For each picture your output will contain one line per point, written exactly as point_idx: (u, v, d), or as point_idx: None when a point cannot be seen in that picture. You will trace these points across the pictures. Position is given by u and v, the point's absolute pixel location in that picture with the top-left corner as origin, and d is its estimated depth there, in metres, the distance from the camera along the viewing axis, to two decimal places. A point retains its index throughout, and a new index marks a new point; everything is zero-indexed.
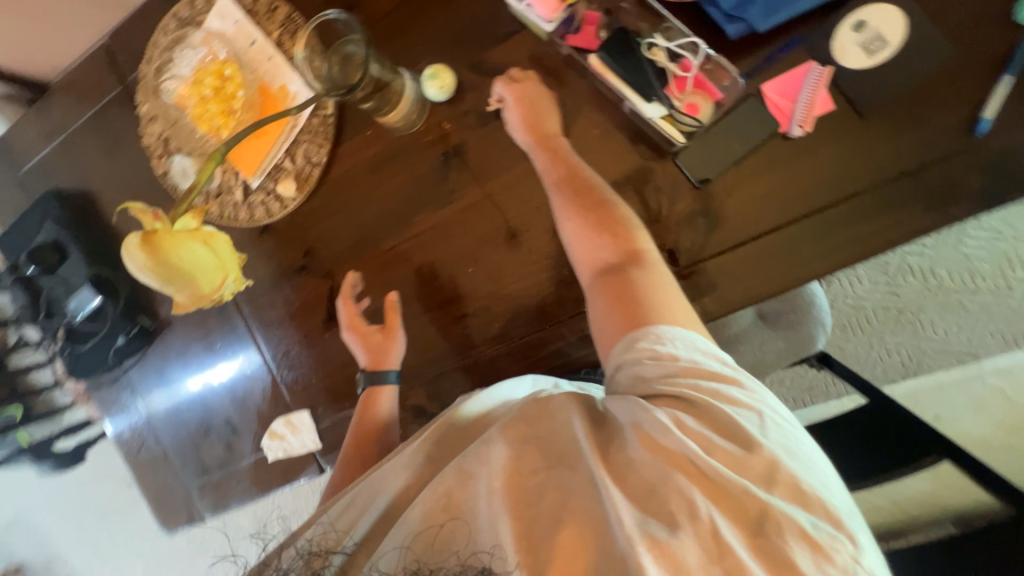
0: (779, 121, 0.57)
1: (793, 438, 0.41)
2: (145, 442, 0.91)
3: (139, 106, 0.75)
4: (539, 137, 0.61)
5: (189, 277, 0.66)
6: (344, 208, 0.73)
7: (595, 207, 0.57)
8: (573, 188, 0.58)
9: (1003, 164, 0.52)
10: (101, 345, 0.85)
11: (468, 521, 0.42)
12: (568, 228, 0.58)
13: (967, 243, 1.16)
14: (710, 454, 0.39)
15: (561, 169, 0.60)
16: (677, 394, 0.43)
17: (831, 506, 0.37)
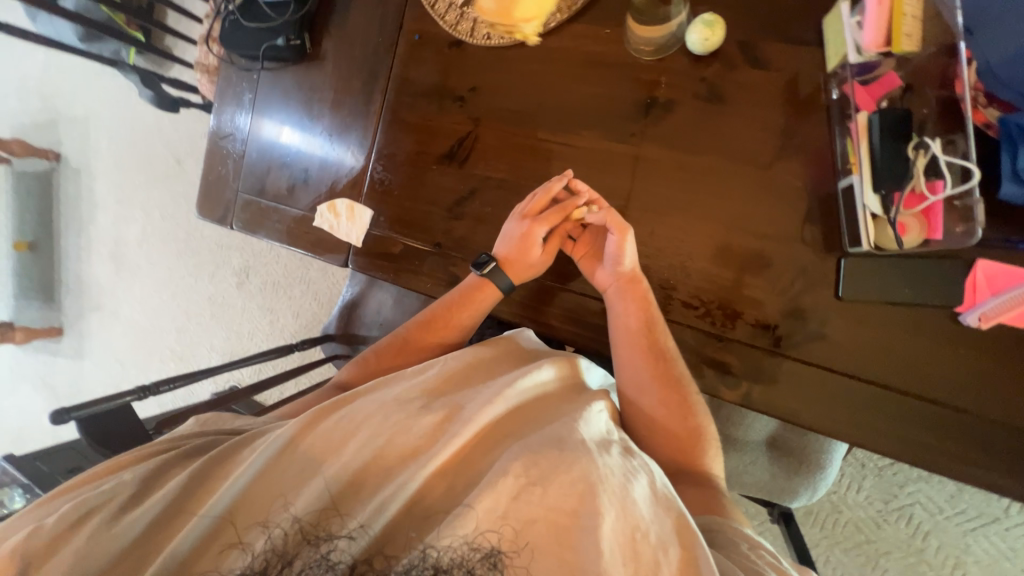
0: (963, 301, 0.53)
1: None
2: (232, 136, 0.96)
3: None
4: (634, 286, 0.64)
5: None
6: (532, 77, 0.72)
7: (661, 368, 0.63)
8: (648, 345, 0.63)
9: None
10: (259, 34, 0.88)
11: (569, 550, 0.45)
12: (644, 392, 0.65)
13: (977, 538, 1.10)
14: None
15: (646, 320, 0.63)
16: None
17: None
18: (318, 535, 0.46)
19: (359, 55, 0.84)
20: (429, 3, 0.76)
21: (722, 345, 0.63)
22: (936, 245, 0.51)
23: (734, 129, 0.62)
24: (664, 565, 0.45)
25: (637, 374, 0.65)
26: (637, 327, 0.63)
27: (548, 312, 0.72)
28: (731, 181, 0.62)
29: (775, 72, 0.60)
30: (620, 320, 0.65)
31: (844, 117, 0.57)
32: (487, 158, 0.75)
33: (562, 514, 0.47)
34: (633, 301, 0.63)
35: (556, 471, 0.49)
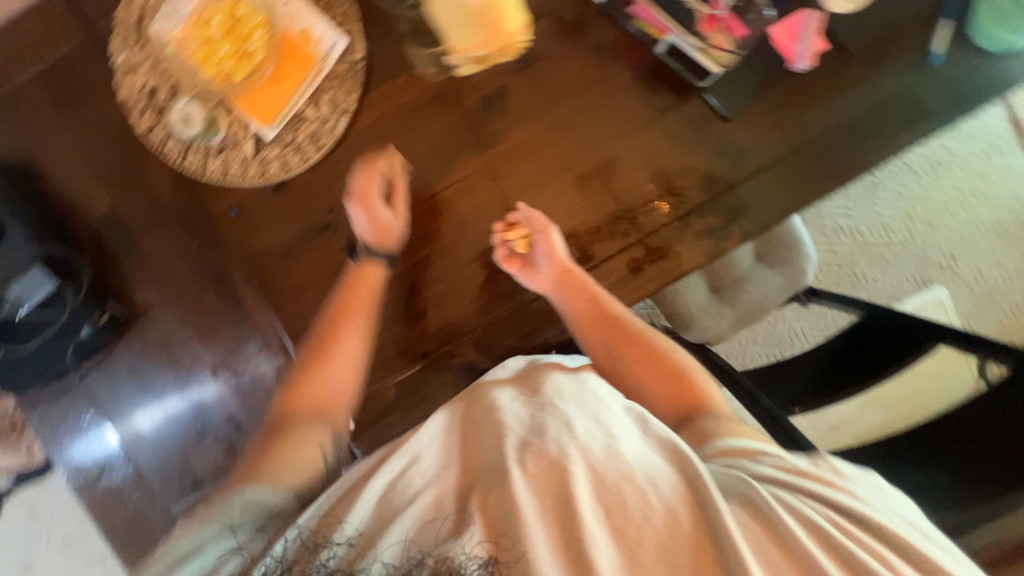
0: (786, 58, 0.66)
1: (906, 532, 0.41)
2: (108, 466, 0.73)
3: (115, 56, 0.67)
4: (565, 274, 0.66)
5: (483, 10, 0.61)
6: (376, 159, 0.69)
7: (621, 335, 0.63)
8: (602, 317, 0.64)
9: (950, 87, 0.66)
10: (50, 346, 0.69)
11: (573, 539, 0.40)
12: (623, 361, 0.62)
13: (877, 204, 1.41)
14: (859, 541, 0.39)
15: (590, 296, 0.65)
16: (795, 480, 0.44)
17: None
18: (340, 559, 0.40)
19: (189, 272, 0.71)
20: (220, 176, 0.67)
21: (698, 214, 0.68)
22: (747, 41, 0.64)
23: (561, 73, 0.68)
24: (658, 526, 0.40)
25: (606, 348, 0.63)
26: (587, 304, 0.65)
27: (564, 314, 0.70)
28: (591, 106, 0.68)
29: (550, 14, 0.67)
30: (568, 306, 0.65)
31: (618, 8, 0.67)
32: (400, 249, 0.70)
33: (542, 502, 0.41)
34: (568, 284, 0.65)
35: (540, 462, 0.43)
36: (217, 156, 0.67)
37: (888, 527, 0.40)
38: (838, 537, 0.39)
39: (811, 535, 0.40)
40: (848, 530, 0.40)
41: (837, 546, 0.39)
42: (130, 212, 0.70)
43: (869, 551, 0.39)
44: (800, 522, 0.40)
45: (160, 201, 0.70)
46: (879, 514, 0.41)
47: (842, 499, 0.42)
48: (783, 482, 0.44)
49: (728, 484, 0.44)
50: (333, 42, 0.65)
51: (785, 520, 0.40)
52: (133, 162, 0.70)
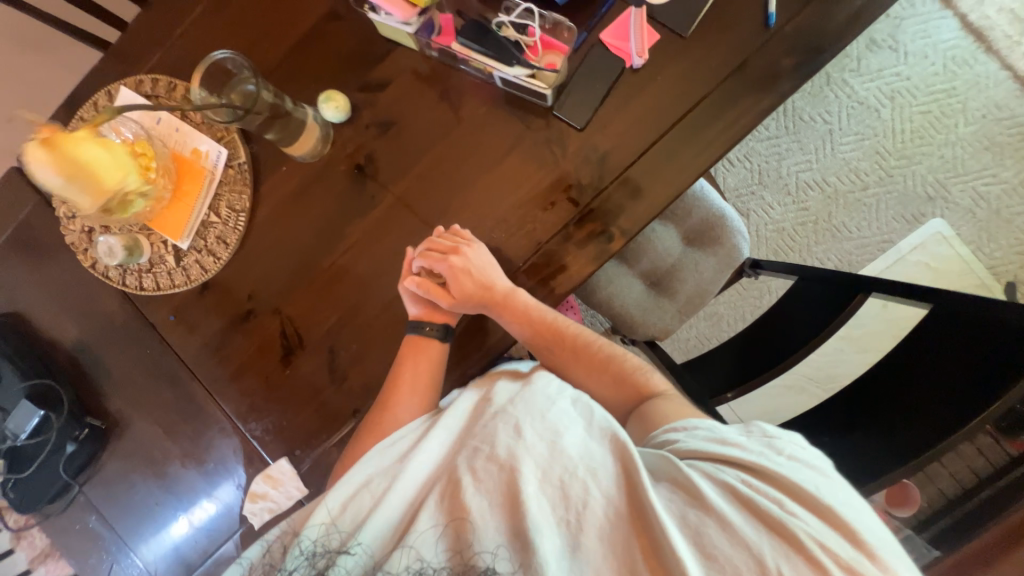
0: (623, 58, 0.68)
1: (843, 490, 0.43)
2: (115, 562, 0.82)
3: (58, 210, 0.79)
4: (493, 294, 0.69)
5: (89, 175, 0.61)
6: (278, 243, 0.76)
7: (564, 344, 0.69)
8: (549, 329, 0.69)
9: (797, 40, 0.65)
10: (47, 464, 0.79)
11: (516, 523, 0.43)
12: (573, 369, 0.70)
13: (841, 149, 1.33)
14: (783, 501, 0.41)
15: (539, 313, 0.68)
16: (732, 461, 0.46)
17: (868, 539, 0.39)
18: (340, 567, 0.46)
19: (148, 377, 0.80)
20: (154, 289, 0.77)
21: (580, 220, 0.69)
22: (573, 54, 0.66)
23: (419, 126, 0.73)
24: (595, 505, 0.44)
25: (554, 354, 0.70)
26: (541, 318, 0.68)
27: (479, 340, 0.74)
28: (453, 149, 0.72)
29: (397, 78, 0.73)
30: (526, 324, 0.68)
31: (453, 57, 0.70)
32: (315, 318, 0.75)
33: (493, 499, 0.46)
34: (520, 301, 0.69)
35: (491, 468, 0.48)
36: (148, 273, 0.77)
37: (795, 483, 0.42)
38: (743, 490, 0.43)
39: (722, 490, 0.43)
40: (752, 485, 0.43)
41: (752, 504, 0.42)
42: (93, 335, 0.81)
43: (781, 505, 0.41)
44: (714, 484, 0.44)
45: (115, 320, 0.80)
46: (788, 470, 0.44)
47: (756, 462, 0.45)
48: (708, 455, 0.48)
49: (664, 466, 0.48)
50: (217, 154, 0.74)
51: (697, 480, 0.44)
52: (89, 293, 0.81)
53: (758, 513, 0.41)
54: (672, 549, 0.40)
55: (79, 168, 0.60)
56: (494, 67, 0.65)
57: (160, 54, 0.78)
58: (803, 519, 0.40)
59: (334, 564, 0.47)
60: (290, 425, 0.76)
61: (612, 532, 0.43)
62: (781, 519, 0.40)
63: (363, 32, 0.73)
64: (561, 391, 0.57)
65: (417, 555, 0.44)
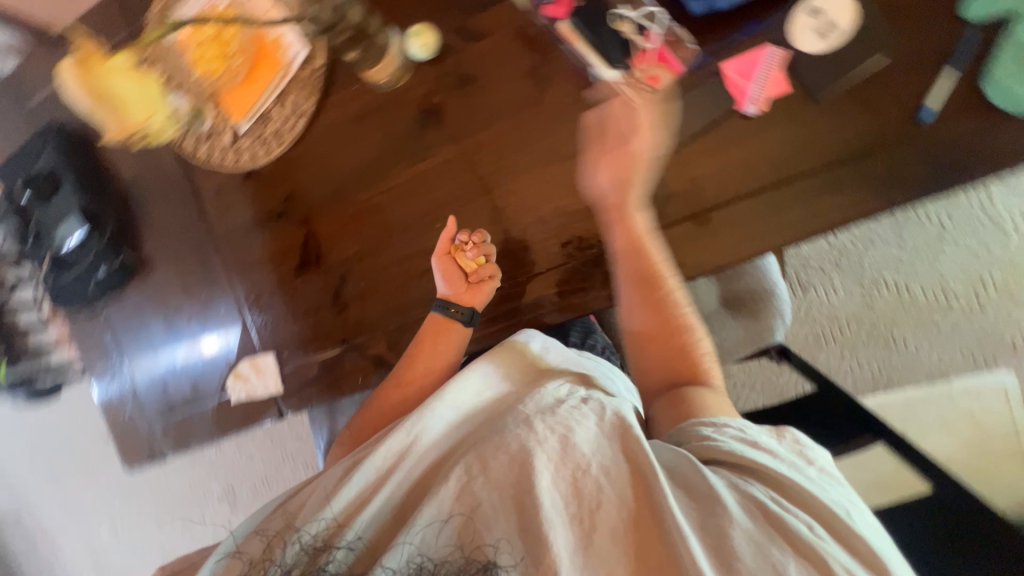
0: (736, 99, 0.60)
1: (852, 506, 0.46)
2: (116, 377, 0.93)
3: None
4: (624, 211, 0.62)
5: (118, 107, 0.63)
6: (326, 159, 0.76)
7: (648, 291, 0.64)
8: (640, 270, 0.63)
9: (935, 151, 0.56)
10: (82, 277, 0.88)
11: (530, 518, 0.42)
12: (635, 299, 0.65)
13: (941, 261, 1.18)
14: (808, 519, 0.43)
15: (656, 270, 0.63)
16: (742, 465, 0.48)
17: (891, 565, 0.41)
18: (334, 557, 0.43)
19: (182, 236, 0.85)
20: (206, 159, 0.79)
21: (600, 257, 0.66)
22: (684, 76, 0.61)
23: (496, 94, 0.68)
24: (616, 502, 0.43)
25: (636, 305, 0.65)
26: (651, 275, 0.63)
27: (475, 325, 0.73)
28: (522, 129, 0.68)
29: (494, 34, 0.68)
30: (636, 272, 0.63)
31: None
32: (336, 243, 0.77)
33: (488, 487, 0.45)
34: (644, 246, 0.62)
35: (500, 455, 0.46)
36: (205, 141, 0.79)
37: (826, 505, 0.44)
38: (774, 508, 0.43)
39: (749, 505, 0.43)
40: (777, 496, 0.45)
41: (781, 523, 0.42)
42: (147, 179, 0.86)
43: (811, 529, 0.42)
44: (740, 499, 0.44)
45: (167, 173, 0.85)
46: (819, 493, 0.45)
47: (789, 481, 0.46)
48: (737, 458, 0.49)
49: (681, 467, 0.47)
50: (298, 51, 0.72)
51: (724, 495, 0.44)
52: None
53: (784, 533, 0.41)
54: (690, 551, 0.40)
55: (111, 98, 0.62)
56: (591, 64, 0.63)
57: None
58: (821, 537, 0.41)
59: (331, 561, 0.42)
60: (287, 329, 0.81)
61: (637, 544, 0.42)
62: (801, 543, 0.40)
63: None
64: (567, 392, 0.55)
65: (417, 551, 0.41)
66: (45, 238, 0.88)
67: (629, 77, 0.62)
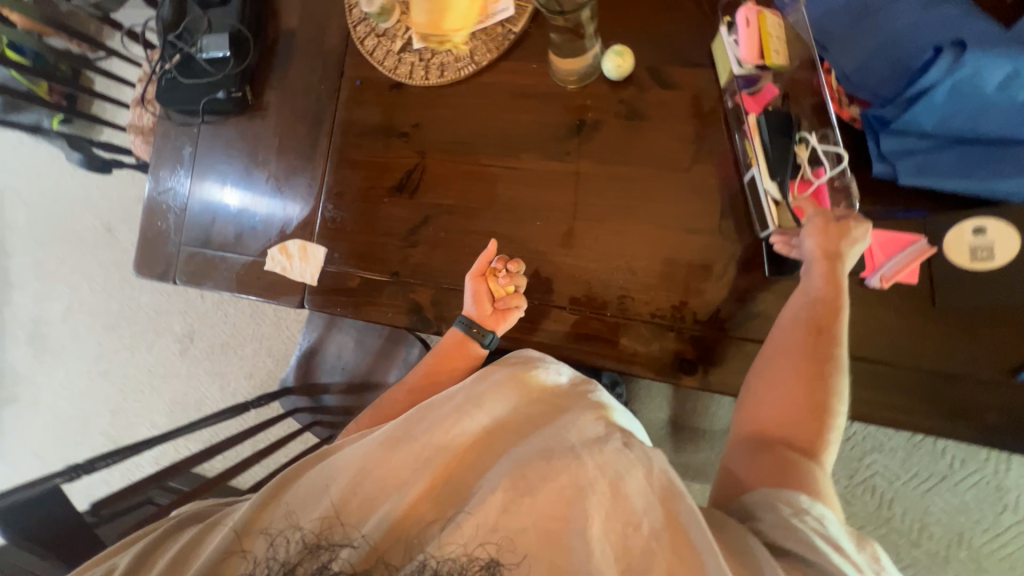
0: (865, 266, 0.60)
1: None
2: (174, 190, 0.94)
3: None
4: (836, 261, 0.56)
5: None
6: (471, 111, 0.77)
7: (806, 364, 0.54)
8: (805, 350, 0.55)
9: (1016, 411, 0.57)
10: (198, 89, 0.89)
11: (563, 557, 0.43)
12: (781, 377, 0.55)
13: (934, 498, 1.18)
14: None
15: (825, 329, 0.55)
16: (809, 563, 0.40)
17: None
18: (341, 555, 0.46)
19: (303, 104, 0.87)
20: (367, 52, 0.81)
21: (627, 325, 0.69)
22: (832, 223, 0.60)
23: (654, 141, 0.69)
24: (659, 555, 0.42)
25: (778, 382, 0.55)
26: (815, 339, 0.55)
27: (520, 327, 0.74)
28: (658, 184, 0.69)
29: (681, 89, 0.69)
30: (805, 334, 0.55)
31: (738, 119, 0.66)
32: (437, 187, 0.78)
33: (510, 499, 0.46)
34: (822, 308, 0.56)
35: (546, 479, 0.47)
36: (376, 38, 0.81)
37: None
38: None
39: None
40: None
41: None
42: (302, 39, 0.88)
43: None
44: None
45: (323, 44, 0.86)
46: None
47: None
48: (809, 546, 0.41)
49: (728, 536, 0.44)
50: (503, 8, 0.74)
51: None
52: (326, 7, 0.86)
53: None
54: None
55: None
56: (758, 165, 0.62)
57: None
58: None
59: (338, 560, 0.45)
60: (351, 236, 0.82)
61: None
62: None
63: (699, 27, 0.68)
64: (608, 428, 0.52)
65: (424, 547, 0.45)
66: (187, 38, 0.89)
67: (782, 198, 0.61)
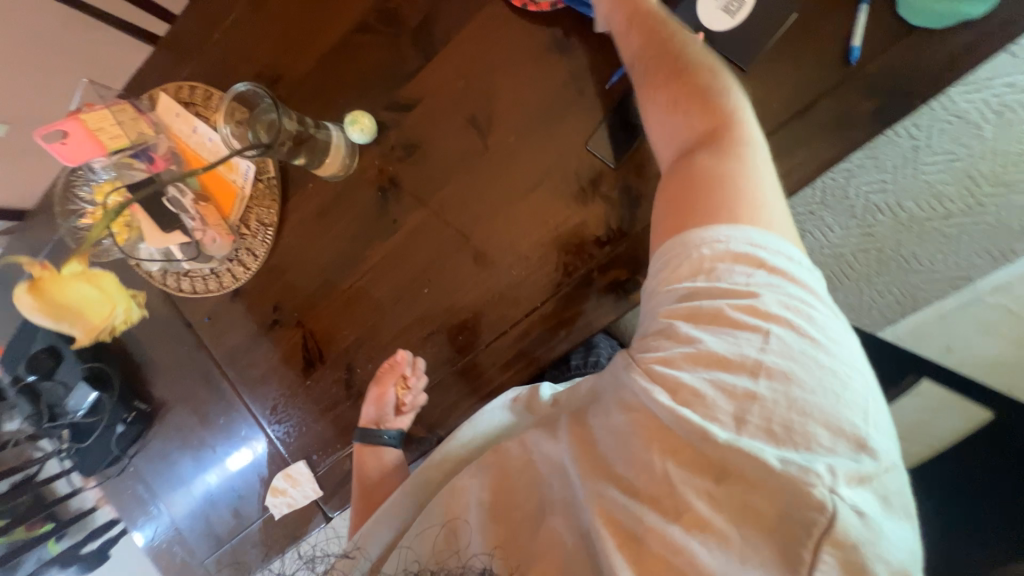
0: None
1: (818, 372, 0.40)
2: (158, 523, 0.92)
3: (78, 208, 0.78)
4: (644, 64, 0.57)
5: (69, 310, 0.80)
6: (303, 258, 0.77)
7: (688, 77, 0.54)
8: (662, 51, 0.56)
9: (887, 81, 0.55)
10: (102, 438, 0.88)
11: (498, 530, 0.48)
12: (647, 102, 0.56)
13: (926, 168, 1.06)
14: (727, 367, 0.41)
15: (708, 106, 0.52)
16: (739, 337, 0.42)
17: (790, 379, 0.39)
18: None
19: (186, 372, 0.86)
20: (190, 292, 0.81)
21: (474, 349, 0.72)
22: None
23: (444, 152, 0.70)
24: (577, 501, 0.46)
25: (658, 96, 0.55)
26: (700, 130, 0.51)
27: (496, 371, 0.71)
28: (477, 180, 0.69)
29: (424, 100, 0.69)
30: (641, 92, 0.57)
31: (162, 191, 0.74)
32: (334, 336, 0.77)
33: (497, 524, 0.49)
34: (665, 81, 0.55)
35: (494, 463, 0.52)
36: (185, 276, 0.80)
37: (771, 367, 0.40)
38: (744, 440, 0.38)
39: (752, 372, 0.40)
40: (789, 325, 0.42)
41: (694, 389, 0.41)
42: (139, 327, 0.87)
43: (738, 386, 0.40)
44: (689, 383, 0.41)
45: (157, 315, 0.86)
46: (854, 367, 0.41)
47: (714, 299, 0.44)
48: (693, 311, 0.45)
49: (697, 238, 0.46)
50: (246, 168, 0.73)
51: (697, 381, 0.41)
52: (133, 287, 0.86)
53: (701, 439, 0.39)
54: (612, 478, 0.44)
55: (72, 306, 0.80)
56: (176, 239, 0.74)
57: (192, 62, 0.77)
58: (853, 456, 0.38)
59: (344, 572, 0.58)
60: (313, 431, 0.81)
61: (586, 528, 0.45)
62: (740, 353, 0.41)
63: (390, 45, 0.69)
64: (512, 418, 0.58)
65: (416, 556, 0.53)
66: (60, 410, 0.88)
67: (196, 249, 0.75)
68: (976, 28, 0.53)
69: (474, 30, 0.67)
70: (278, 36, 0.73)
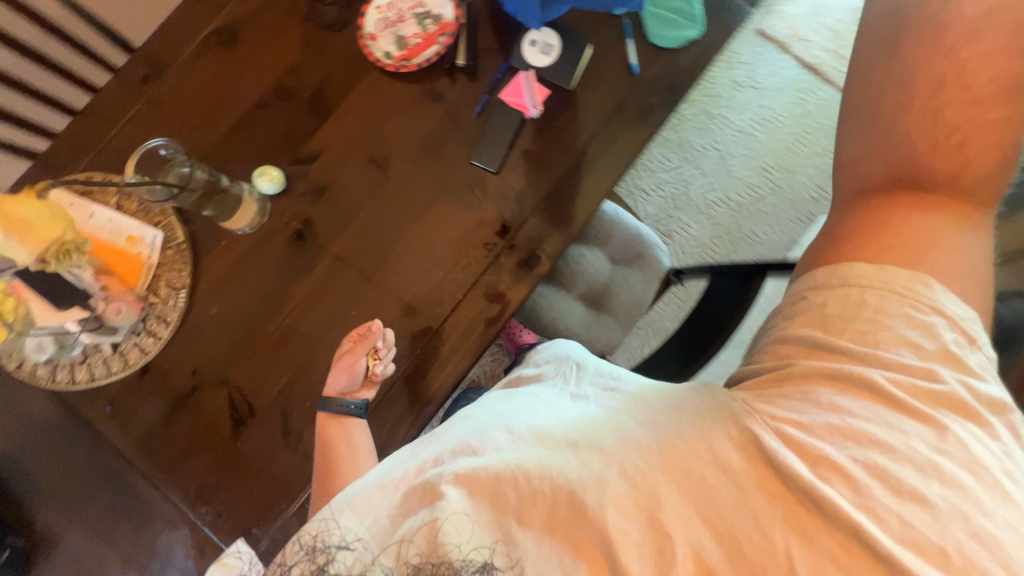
0: (520, 111, 0.79)
1: (992, 477, 0.37)
2: None
3: None
4: None
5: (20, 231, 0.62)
6: (220, 313, 0.77)
7: None
8: None
9: (660, 82, 0.80)
10: None
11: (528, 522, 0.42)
12: None
13: None
14: (923, 473, 0.36)
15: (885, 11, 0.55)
16: (939, 462, 0.37)
17: (978, 487, 0.36)
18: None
19: (83, 479, 0.75)
20: (88, 380, 0.74)
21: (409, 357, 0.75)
22: (532, 107, 0.79)
23: (352, 189, 0.79)
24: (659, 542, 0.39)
25: None
26: None
27: (437, 370, 0.75)
28: (385, 206, 0.79)
29: (326, 151, 0.80)
30: None
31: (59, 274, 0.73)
32: (265, 384, 0.75)
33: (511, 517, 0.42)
34: None
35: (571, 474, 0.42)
36: (82, 364, 0.74)
37: (968, 483, 0.36)
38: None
39: (941, 477, 0.36)
40: (975, 431, 0.39)
41: (892, 479, 0.36)
42: (19, 442, 0.75)
43: (933, 481, 0.36)
44: (838, 461, 0.37)
45: (45, 421, 0.76)
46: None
47: (850, 364, 0.42)
48: (868, 399, 0.40)
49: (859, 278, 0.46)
50: (151, 238, 0.76)
51: (894, 474, 0.36)
52: (13, 396, 0.76)
53: (858, 529, 0.35)
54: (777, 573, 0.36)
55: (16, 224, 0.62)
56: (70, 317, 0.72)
57: (88, 157, 0.81)
58: None
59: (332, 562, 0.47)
60: (249, 500, 0.73)
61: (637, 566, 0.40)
62: (898, 438, 0.38)
63: (289, 113, 0.81)
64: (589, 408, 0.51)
65: (418, 549, 0.43)
66: None
67: (98, 328, 0.73)
68: (699, 44, 0.80)
69: (360, 92, 0.81)
70: (180, 122, 0.81)
